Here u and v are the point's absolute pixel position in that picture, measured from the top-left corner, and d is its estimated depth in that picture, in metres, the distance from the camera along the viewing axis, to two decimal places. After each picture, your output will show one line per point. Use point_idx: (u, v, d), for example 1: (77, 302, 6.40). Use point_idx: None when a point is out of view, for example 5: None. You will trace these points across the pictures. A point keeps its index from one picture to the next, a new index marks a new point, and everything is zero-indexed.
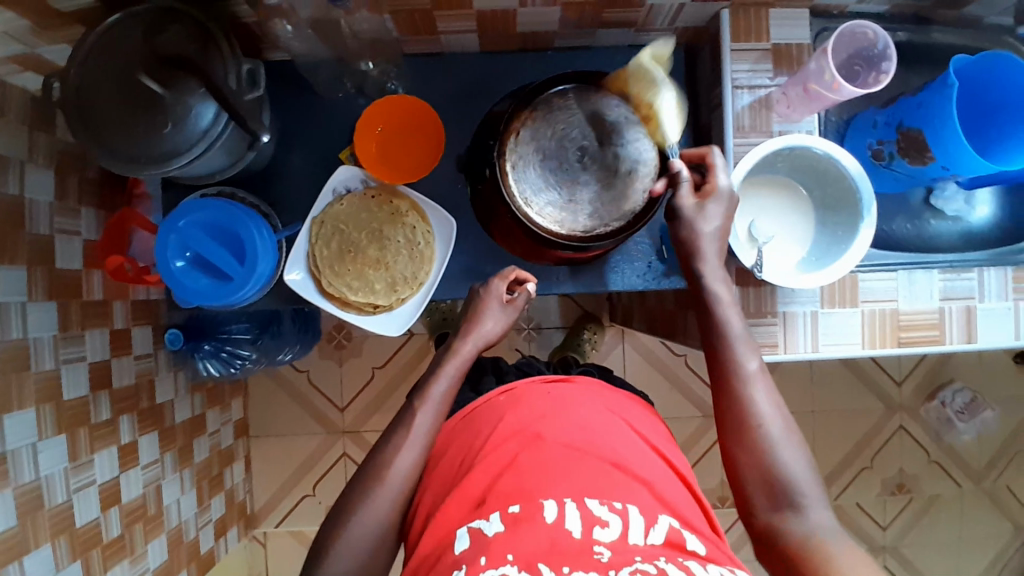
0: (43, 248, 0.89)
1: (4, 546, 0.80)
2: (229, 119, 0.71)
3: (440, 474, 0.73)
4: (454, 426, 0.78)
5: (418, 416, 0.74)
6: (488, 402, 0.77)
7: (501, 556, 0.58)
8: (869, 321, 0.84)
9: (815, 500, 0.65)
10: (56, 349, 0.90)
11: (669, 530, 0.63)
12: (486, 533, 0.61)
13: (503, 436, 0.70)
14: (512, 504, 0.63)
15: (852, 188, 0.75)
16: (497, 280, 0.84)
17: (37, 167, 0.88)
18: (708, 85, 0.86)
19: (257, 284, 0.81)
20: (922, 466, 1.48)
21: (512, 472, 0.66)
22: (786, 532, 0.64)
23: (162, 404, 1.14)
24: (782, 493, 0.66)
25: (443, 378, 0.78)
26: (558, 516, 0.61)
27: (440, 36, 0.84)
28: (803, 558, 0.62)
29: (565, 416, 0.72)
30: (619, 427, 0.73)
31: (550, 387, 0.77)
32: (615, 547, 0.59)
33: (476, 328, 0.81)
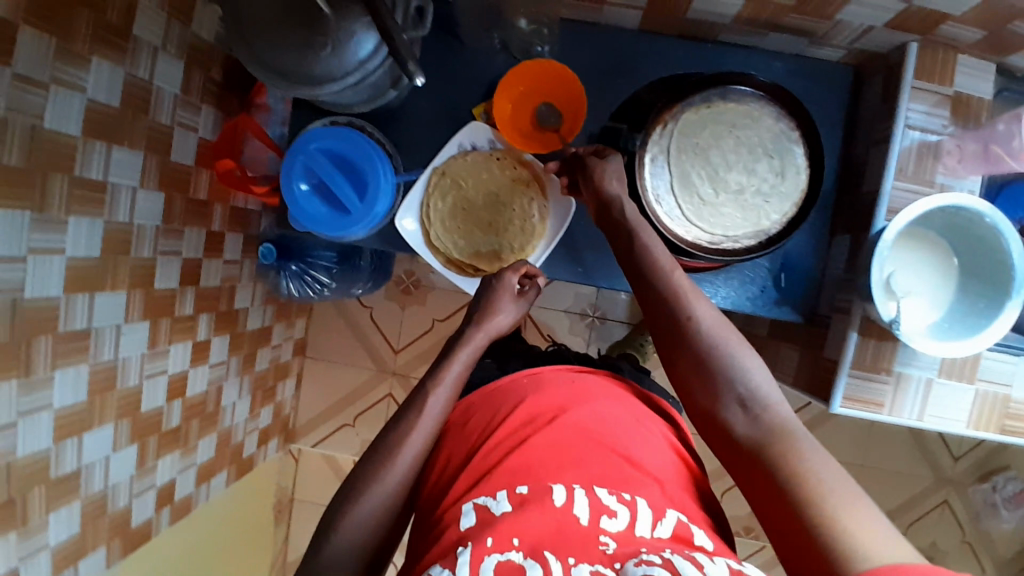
0: (159, 138, 0.89)
1: (71, 417, 0.80)
2: (387, 55, 0.69)
3: (450, 451, 0.71)
4: (474, 403, 0.74)
5: (432, 398, 0.69)
6: (512, 381, 0.74)
7: (507, 541, 0.55)
8: (979, 400, 0.79)
9: (764, 392, 0.61)
10: (155, 239, 0.91)
11: (677, 524, 0.59)
12: (493, 511, 0.59)
13: (517, 416, 0.68)
14: (519, 485, 0.60)
15: (1006, 264, 0.69)
16: (510, 272, 0.79)
17: (168, 55, 0.88)
18: (872, 117, 0.80)
19: (370, 225, 0.81)
20: (955, 546, 1.42)
21: (522, 451, 0.63)
22: (744, 438, 0.60)
23: (239, 310, 1.16)
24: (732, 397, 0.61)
25: (457, 360, 0.73)
26: (567, 501, 0.59)
27: (603, 7, 0.79)
28: (763, 457, 0.58)
29: (586, 405, 0.69)
30: (643, 428, 0.69)
31: (576, 375, 0.75)
32: (622, 538, 0.56)
33: (490, 318, 0.76)
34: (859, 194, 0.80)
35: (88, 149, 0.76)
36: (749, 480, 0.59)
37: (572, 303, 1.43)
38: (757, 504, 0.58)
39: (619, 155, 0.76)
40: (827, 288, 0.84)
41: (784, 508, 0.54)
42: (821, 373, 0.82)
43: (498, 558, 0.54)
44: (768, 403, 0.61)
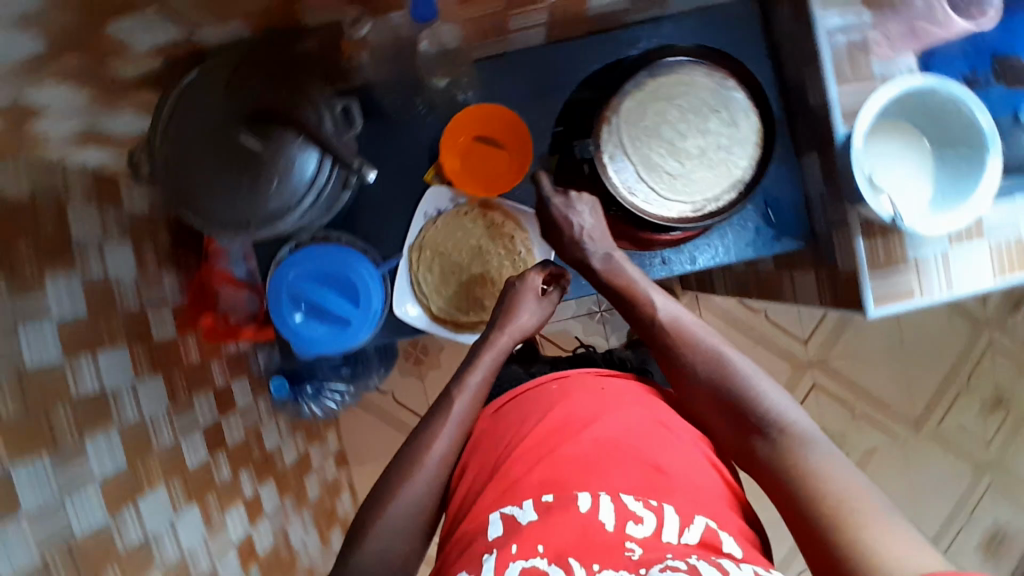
0: (137, 325, 0.87)
1: None
2: (332, 164, 0.69)
3: (482, 453, 0.70)
4: (500, 410, 0.75)
5: (455, 405, 0.72)
6: (540, 388, 0.74)
7: (531, 546, 0.56)
8: (999, 252, 0.80)
9: (784, 417, 0.64)
10: (171, 422, 0.89)
11: (706, 530, 0.57)
12: (519, 520, 0.59)
13: (544, 432, 0.67)
14: (546, 493, 0.60)
15: (973, 127, 0.72)
16: (534, 272, 0.81)
17: (112, 244, 0.86)
18: (792, 37, 0.82)
19: (373, 324, 0.80)
20: (1016, 379, 1.45)
21: (550, 461, 0.63)
22: (766, 460, 0.62)
23: (273, 452, 1.14)
24: (753, 424, 0.64)
25: (479, 369, 0.76)
26: (592, 507, 0.58)
27: (508, 37, 0.80)
28: (785, 475, 0.59)
29: (614, 415, 0.68)
30: (672, 437, 0.66)
31: (604, 383, 0.73)
32: (647, 544, 0.55)
33: (512, 318, 0.79)
34: (811, 110, 0.82)
35: (77, 367, 0.75)
36: (775, 499, 0.60)
37: (578, 307, 1.42)
38: (783, 518, 0.58)
39: (579, 195, 0.81)
40: (815, 206, 0.86)
41: (805, 521, 0.55)
42: (844, 291, 0.82)
43: (522, 563, 0.54)
44: (784, 425, 0.63)
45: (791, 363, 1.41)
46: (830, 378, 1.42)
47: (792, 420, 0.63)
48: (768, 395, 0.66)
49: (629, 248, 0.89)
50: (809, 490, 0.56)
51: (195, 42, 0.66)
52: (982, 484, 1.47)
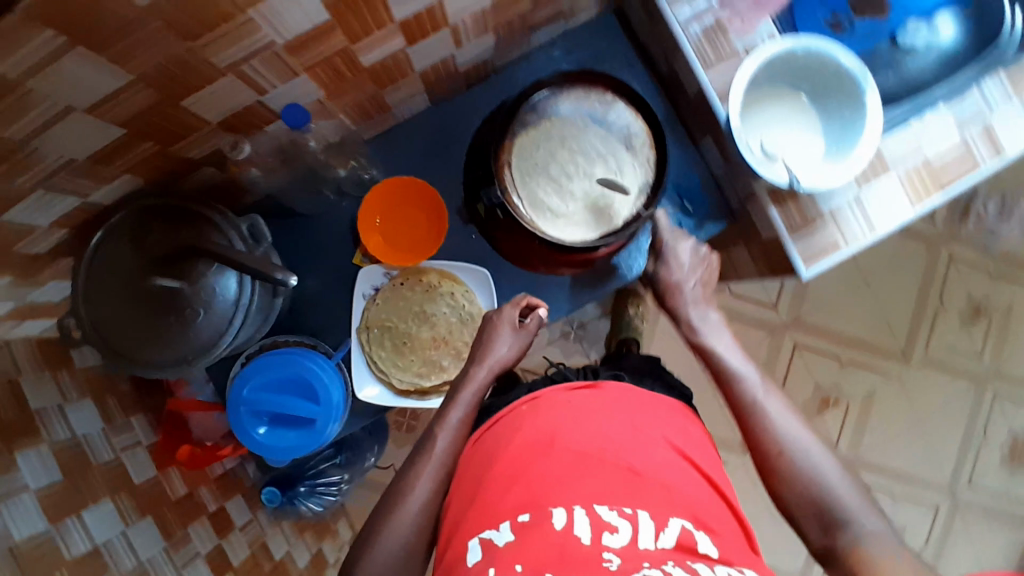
0: (118, 473, 0.86)
1: None
2: (253, 280, 0.72)
3: (462, 484, 0.68)
4: (480, 438, 0.72)
5: (437, 441, 0.73)
6: (513, 410, 0.72)
7: (508, 568, 0.54)
8: (907, 179, 0.84)
9: (863, 514, 0.64)
10: (171, 558, 0.88)
11: (681, 532, 0.58)
12: (497, 543, 0.57)
13: (519, 452, 0.65)
14: (521, 513, 0.58)
15: (841, 72, 0.76)
16: (509, 306, 0.84)
17: (74, 404, 0.82)
18: (653, 39, 0.87)
19: (337, 416, 0.81)
20: (986, 282, 1.48)
21: (526, 482, 0.61)
22: (840, 551, 0.63)
23: (283, 559, 1.12)
24: (832, 519, 0.65)
25: (458, 407, 0.77)
26: (567, 522, 0.57)
27: (391, 110, 0.84)
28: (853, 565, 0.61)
29: (587, 424, 0.67)
30: (645, 436, 0.67)
31: (573, 395, 0.72)
32: (625, 553, 0.54)
33: (488, 351, 0.81)
34: (691, 97, 0.86)
35: (64, 530, 0.74)
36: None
37: (551, 333, 1.44)
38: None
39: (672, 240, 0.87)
40: (723, 181, 0.90)
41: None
42: (774, 257, 0.85)
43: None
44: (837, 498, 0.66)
45: (768, 329, 1.43)
46: (809, 334, 1.44)
47: (866, 516, 0.64)
48: (842, 490, 0.67)
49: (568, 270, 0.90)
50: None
51: (90, 202, 0.68)
52: (986, 393, 1.48)
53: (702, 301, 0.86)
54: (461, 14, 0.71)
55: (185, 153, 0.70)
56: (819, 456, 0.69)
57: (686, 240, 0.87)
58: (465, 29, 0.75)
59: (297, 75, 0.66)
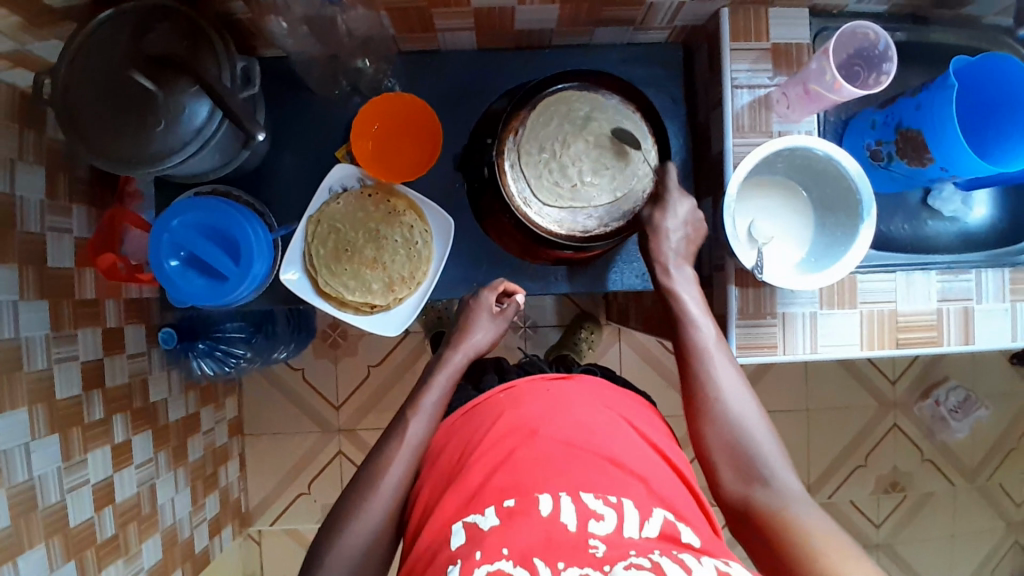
0: (35, 248, 0.87)
1: None
2: (224, 116, 0.70)
3: (438, 469, 0.73)
4: (453, 425, 0.78)
5: (411, 425, 0.76)
6: (490, 398, 0.77)
7: (495, 551, 0.58)
8: (868, 322, 0.84)
9: (785, 473, 0.68)
10: (48, 349, 0.88)
11: (664, 522, 0.63)
12: (481, 528, 0.61)
13: (500, 433, 0.70)
14: (507, 499, 0.63)
15: (852, 189, 0.75)
16: (487, 290, 0.88)
17: (26, 165, 0.85)
18: (707, 85, 0.86)
19: (251, 285, 0.81)
20: (916, 464, 1.48)
21: (509, 465, 0.66)
22: (760, 506, 0.66)
23: (156, 404, 1.13)
24: (755, 470, 0.68)
25: (433, 390, 0.80)
26: (554, 510, 0.61)
27: (437, 34, 0.84)
28: (771, 527, 0.63)
29: (561, 413, 0.72)
30: (617, 426, 0.73)
31: (549, 384, 0.77)
32: (610, 540, 0.59)
33: (467, 337, 0.84)
34: (712, 156, 0.86)
35: None
36: (759, 537, 0.64)
37: None
38: (765, 565, 0.62)
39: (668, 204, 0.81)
40: (704, 247, 0.90)
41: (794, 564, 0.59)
42: None
43: (487, 568, 0.56)
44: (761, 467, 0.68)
45: None
46: None
47: (788, 477, 0.67)
48: (770, 450, 0.70)
49: (524, 254, 0.91)
50: (789, 542, 0.61)
51: None
52: (866, 563, 1.48)
53: (683, 256, 0.80)
54: None
55: None
56: (745, 405, 0.72)
57: (687, 198, 0.82)
58: None
59: None
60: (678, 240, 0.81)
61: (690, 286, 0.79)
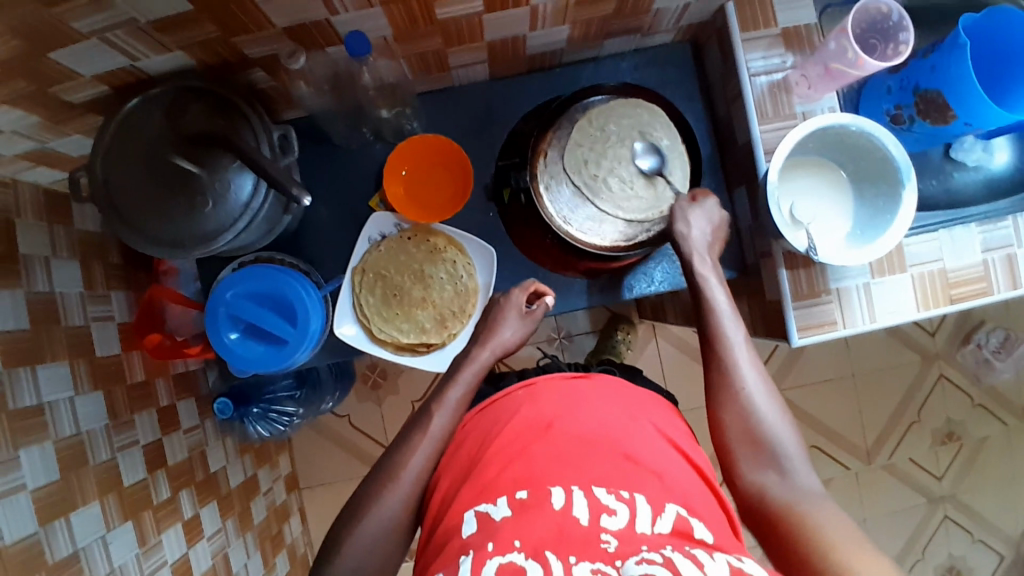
0: (82, 341, 0.86)
1: None
2: (268, 188, 0.72)
3: (456, 463, 0.74)
4: (473, 420, 0.78)
5: (435, 418, 0.76)
6: (507, 395, 0.78)
7: (508, 543, 0.58)
8: (920, 284, 0.85)
9: (801, 468, 0.69)
10: (109, 438, 0.87)
11: (676, 518, 0.62)
12: (494, 518, 0.62)
13: (518, 429, 0.72)
14: (519, 491, 0.64)
15: (888, 159, 0.76)
16: (517, 290, 0.87)
17: (61, 260, 0.85)
18: (722, 78, 0.87)
19: (310, 345, 0.81)
20: (968, 412, 1.48)
21: (523, 459, 0.67)
22: (774, 497, 0.68)
23: (216, 473, 1.12)
24: (774, 462, 0.70)
25: (458, 385, 0.80)
26: (566, 504, 0.62)
27: (451, 70, 0.85)
28: (787, 523, 0.64)
29: (579, 411, 0.73)
30: (635, 421, 0.74)
31: (569, 383, 0.78)
32: (622, 536, 0.59)
33: (494, 334, 0.83)
34: (739, 145, 0.86)
35: (14, 379, 0.74)
36: (767, 533, 0.66)
37: (537, 334, 1.43)
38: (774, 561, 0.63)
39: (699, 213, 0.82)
40: (744, 236, 0.90)
41: (805, 555, 0.60)
42: (773, 319, 0.86)
43: (499, 561, 0.56)
44: (782, 460, 0.70)
45: None
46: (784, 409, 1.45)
47: (806, 474, 0.69)
48: (790, 446, 0.71)
49: (575, 274, 0.91)
50: (804, 538, 0.62)
51: (137, 67, 0.68)
52: (935, 516, 1.48)
53: (713, 253, 0.82)
54: None
55: (243, 49, 0.69)
56: (769, 401, 0.74)
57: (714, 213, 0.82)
58: (545, 14, 0.75)
59: (371, 7, 0.66)
60: (703, 246, 0.81)
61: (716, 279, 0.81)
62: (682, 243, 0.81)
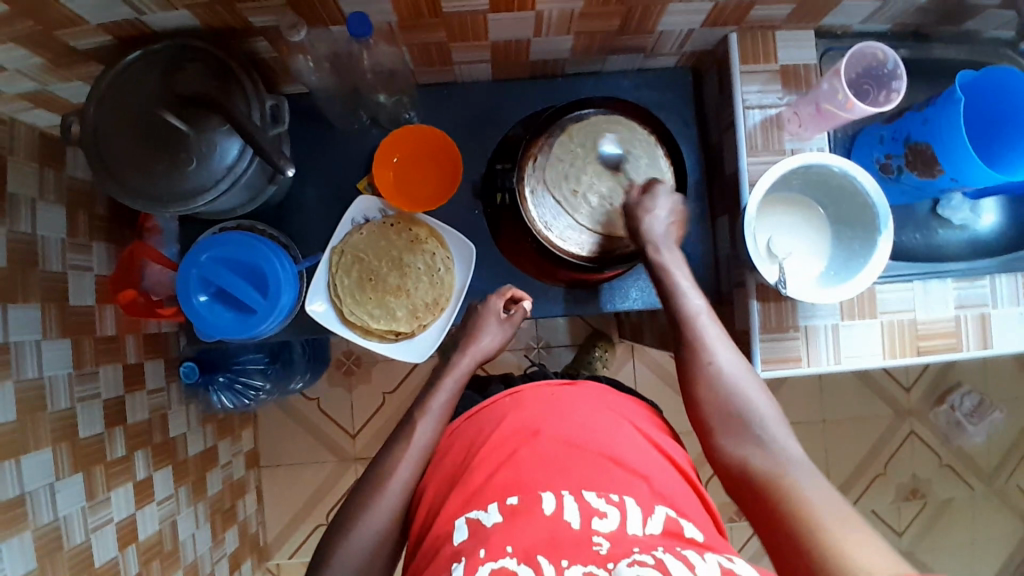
0: (57, 287, 0.87)
1: None
2: (254, 154, 0.72)
3: (442, 471, 0.74)
4: (458, 428, 0.78)
5: (419, 427, 0.77)
6: (494, 401, 0.77)
7: (499, 548, 0.58)
8: (888, 331, 0.85)
9: (779, 435, 0.71)
10: (71, 388, 0.87)
11: (666, 520, 0.63)
12: (485, 524, 0.62)
13: (504, 434, 0.72)
14: (510, 496, 0.64)
15: (869, 205, 0.77)
16: (494, 296, 0.88)
17: (47, 205, 0.86)
18: (719, 107, 0.89)
19: (279, 317, 0.81)
20: (935, 471, 1.48)
21: (511, 465, 0.68)
22: (756, 469, 0.68)
23: (175, 438, 1.12)
24: (751, 435, 0.71)
25: (442, 391, 0.81)
26: (557, 509, 0.62)
27: (454, 66, 0.86)
28: (772, 491, 0.65)
29: (565, 415, 0.73)
30: (620, 426, 0.74)
31: (552, 389, 0.78)
32: (614, 537, 0.59)
33: (474, 341, 0.85)
34: (727, 174, 0.88)
35: None
36: (754, 502, 0.67)
37: (515, 340, 1.44)
38: (763, 524, 0.64)
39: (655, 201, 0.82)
40: (722, 264, 0.91)
41: (794, 520, 0.61)
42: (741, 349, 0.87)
43: (492, 565, 0.56)
44: (761, 433, 0.71)
45: None
46: None
47: (784, 439, 0.70)
48: (767, 413, 0.72)
49: (555, 280, 0.91)
50: (794, 506, 0.62)
51: (143, 22, 0.69)
52: None
53: (672, 239, 0.83)
54: (551, 6, 0.72)
55: (249, 17, 0.71)
56: (738, 368, 0.75)
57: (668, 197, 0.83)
58: (550, 21, 0.76)
59: None
60: (663, 231, 0.82)
61: (677, 264, 0.82)
62: (644, 228, 0.82)
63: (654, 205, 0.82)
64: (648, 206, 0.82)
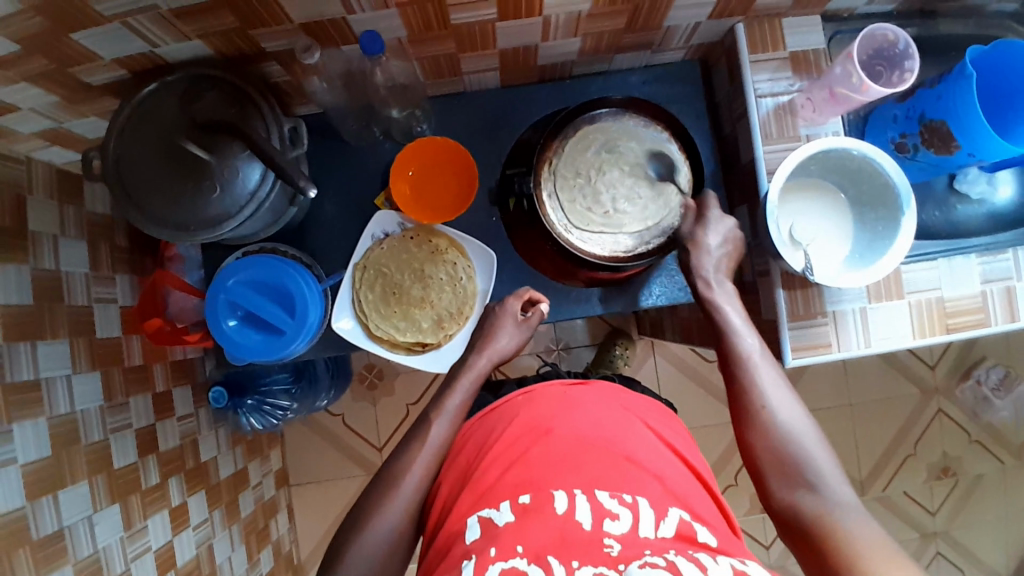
0: (83, 320, 0.87)
1: None
2: (275, 178, 0.73)
3: (455, 468, 0.74)
4: (471, 427, 0.78)
5: (433, 426, 0.77)
6: (506, 401, 0.78)
7: (510, 548, 0.58)
8: (917, 311, 0.85)
9: (833, 480, 0.68)
10: (103, 419, 0.88)
11: (679, 522, 0.62)
12: (497, 523, 0.62)
13: (517, 433, 0.72)
14: (521, 495, 0.64)
15: (888, 185, 0.77)
16: (512, 298, 0.87)
17: (69, 240, 0.86)
18: (730, 98, 0.89)
19: (307, 337, 0.82)
20: (965, 448, 1.47)
21: (522, 464, 0.68)
22: (807, 514, 0.67)
23: (206, 462, 1.12)
24: (804, 478, 0.69)
25: (457, 392, 0.80)
26: (568, 508, 0.62)
27: (464, 76, 0.86)
28: (824, 543, 0.64)
29: (579, 415, 0.73)
30: (632, 424, 0.74)
31: (567, 388, 0.78)
32: (625, 540, 0.59)
33: (491, 342, 0.84)
34: (743, 165, 0.88)
35: (13, 353, 0.75)
36: (806, 550, 0.65)
37: (535, 343, 1.44)
38: None
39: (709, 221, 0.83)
40: (744, 254, 0.91)
41: None
42: (768, 338, 0.87)
43: (501, 565, 0.56)
44: (814, 478, 0.68)
45: None
46: None
47: (840, 485, 0.68)
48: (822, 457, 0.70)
49: (579, 282, 0.92)
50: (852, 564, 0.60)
51: (157, 53, 0.70)
52: (927, 553, 1.45)
53: (723, 271, 0.83)
54: (558, 9, 0.73)
55: (261, 41, 0.71)
56: (795, 415, 0.73)
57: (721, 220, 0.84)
58: (557, 24, 0.77)
59: (387, 8, 0.68)
60: (717, 261, 0.82)
61: (727, 295, 0.81)
62: (697, 261, 0.83)
63: (710, 229, 0.83)
64: (705, 231, 0.83)
